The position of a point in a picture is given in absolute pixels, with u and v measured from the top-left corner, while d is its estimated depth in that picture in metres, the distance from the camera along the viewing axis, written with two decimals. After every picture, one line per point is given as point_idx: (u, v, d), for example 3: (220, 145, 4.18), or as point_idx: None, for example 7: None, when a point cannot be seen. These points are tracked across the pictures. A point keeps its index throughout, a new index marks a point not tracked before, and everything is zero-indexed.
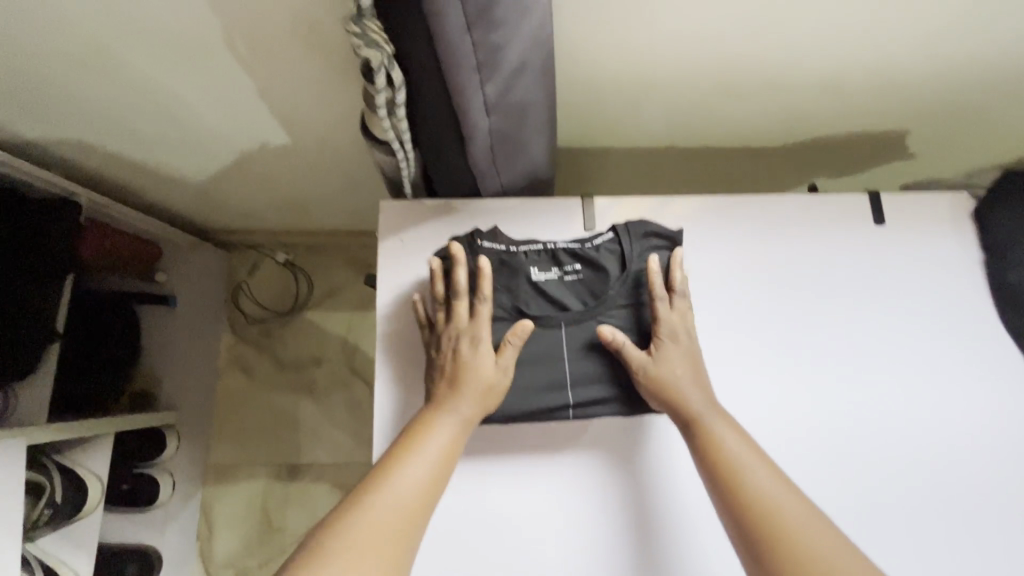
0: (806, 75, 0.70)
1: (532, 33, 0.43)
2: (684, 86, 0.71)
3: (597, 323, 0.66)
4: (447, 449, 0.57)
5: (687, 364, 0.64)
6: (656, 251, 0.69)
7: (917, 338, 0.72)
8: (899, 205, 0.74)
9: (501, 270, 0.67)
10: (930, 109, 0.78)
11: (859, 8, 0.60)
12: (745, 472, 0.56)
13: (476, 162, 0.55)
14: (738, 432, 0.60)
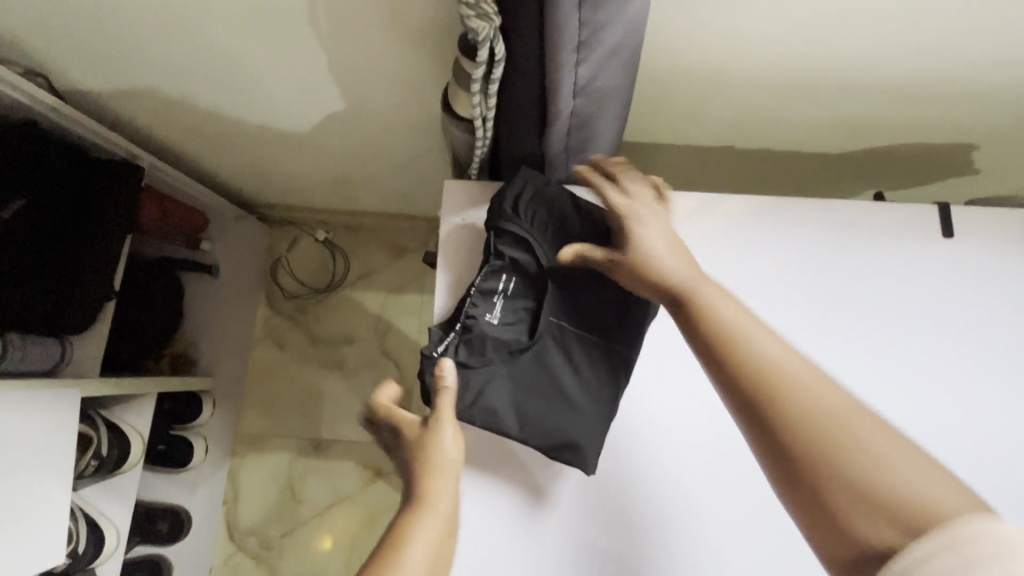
0: (885, 80, 0.69)
1: (633, 22, 0.43)
2: (757, 85, 0.71)
3: (559, 290, 0.65)
4: (440, 525, 0.47)
5: (665, 234, 0.56)
6: (535, 203, 0.65)
7: (978, 355, 0.71)
8: (966, 219, 0.73)
9: (472, 354, 0.63)
10: (1007, 123, 0.76)
11: (952, 13, 0.59)
12: (741, 341, 0.45)
13: (550, 148, 0.56)
14: (725, 291, 0.49)
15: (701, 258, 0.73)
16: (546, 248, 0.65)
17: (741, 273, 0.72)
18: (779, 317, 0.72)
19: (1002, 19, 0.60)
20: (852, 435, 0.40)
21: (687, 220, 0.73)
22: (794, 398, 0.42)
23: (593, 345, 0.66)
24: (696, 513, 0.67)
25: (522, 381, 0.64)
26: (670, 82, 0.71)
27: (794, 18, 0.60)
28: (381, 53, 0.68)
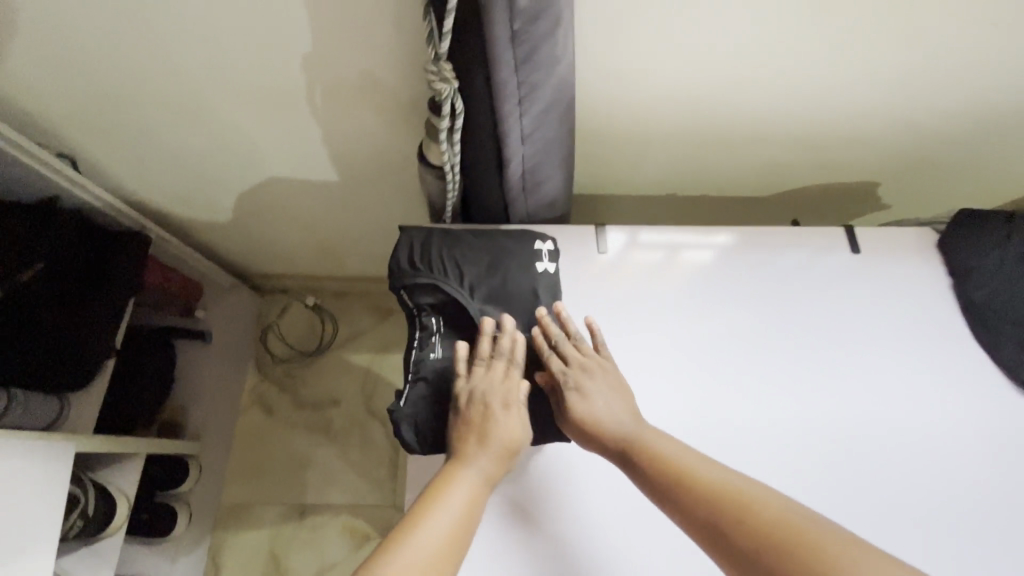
0: (782, 132, 0.84)
1: (562, 79, 0.55)
2: (677, 139, 0.84)
3: (488, 313, 0.63)
4: (471, 500, 0.50)
5: (612, 398, 0.59)
6: (429, 245, 0.65)
7: (907, 362, 0.74)
8: (873, 237, 0.79)
9: (429, 389, 0.60)
10: (893, 164, 0.90)
11: (819, 78, 0.74)
12: (700, 484, 0.51)
13: (509, 187, 0.67)
14: (674, 445, 0.55)
15: (639, 285, 0.77)
16: (450, 275, 0.63)
17: (682, 297, 0.77)
18: (735, 339, 0.75)
19: (865, 75, 0.74)
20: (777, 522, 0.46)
21: (636, 260, 0.78)
22: (755, 522, 0.47)
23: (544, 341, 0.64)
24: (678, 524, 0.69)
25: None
26: (608, 138, 0.84)
27: (700, 81, 0.74)
28: (367, 124, 0.81)
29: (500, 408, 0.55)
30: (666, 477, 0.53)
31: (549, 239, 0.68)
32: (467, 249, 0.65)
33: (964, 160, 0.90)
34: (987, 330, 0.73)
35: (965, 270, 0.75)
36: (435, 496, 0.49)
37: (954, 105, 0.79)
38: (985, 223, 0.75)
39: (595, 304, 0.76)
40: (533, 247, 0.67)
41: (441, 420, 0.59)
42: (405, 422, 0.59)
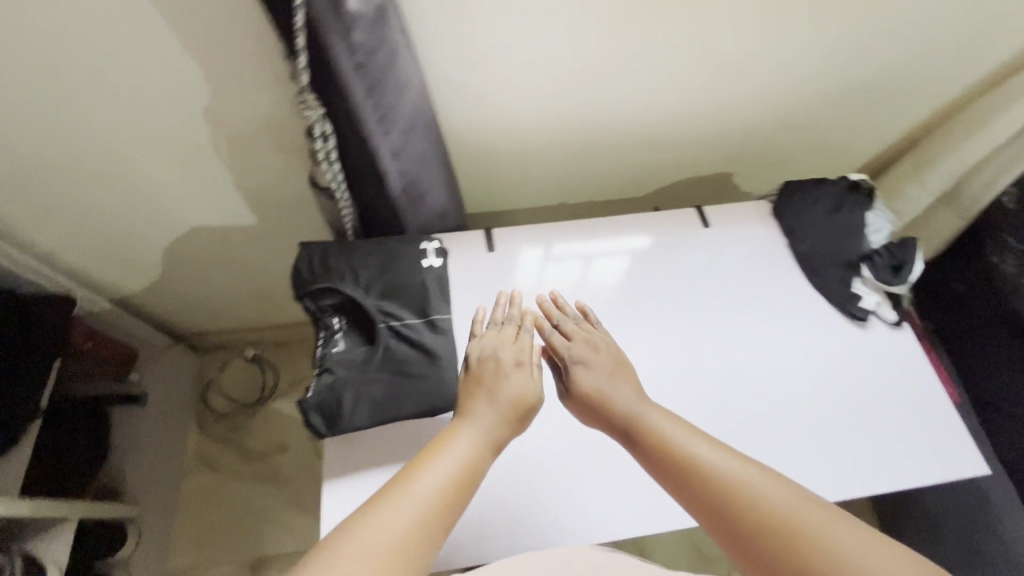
0: (638, 136, 0.96)
1: (413, 99, 0.67)
2: (551, 151, 0.95)
3: (382, 307, 0.71)
4: (472, 451, 0.56)
5: (610, 375, 0.68)
6: (326, 255, 0.73)
7: (769, 310, 0.84)
8: (719, 213, 0.92)
9: (333, 379, 0.66)
10: (741, 152, 1.05)
11: (648, 90, 0.87)
12: (695, 457, 0.56)
13: (395, 201, 0.76)
14: (671, 419, 0.61)
15: (531, 273, 0.86)
16: (345, 279, 0.72)
17: (573, 281, 0.86)
18: (623, 316, 0.83)
19: (689, 89, 0.89)
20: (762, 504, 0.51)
21: (552, 271, 0.86)
22: (746, 502, 0.52)
23: (436, 325, 0.70)
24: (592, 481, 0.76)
25: (372, 396, 0.65)
26: (488, 160, 0.94)
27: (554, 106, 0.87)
28: (272, 162, 0.90)
29: (511, 365, 0.63)
30: (662, 453, 0.59)
31: (435, 239, 0.77)
32: (360, 256, 0.74)
33: (797, 142, 1.05)
34: (821, 277, 0.84)
35: (795, 231, 0.87)
36: (441, 445, 0.56)
37: (768, 99, 0.94)
38: (804, 191, 0.89)
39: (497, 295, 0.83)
40: (419, 247, 0.76)
41: (345, 403, 0.65)
42: (312, 410, 0.65)
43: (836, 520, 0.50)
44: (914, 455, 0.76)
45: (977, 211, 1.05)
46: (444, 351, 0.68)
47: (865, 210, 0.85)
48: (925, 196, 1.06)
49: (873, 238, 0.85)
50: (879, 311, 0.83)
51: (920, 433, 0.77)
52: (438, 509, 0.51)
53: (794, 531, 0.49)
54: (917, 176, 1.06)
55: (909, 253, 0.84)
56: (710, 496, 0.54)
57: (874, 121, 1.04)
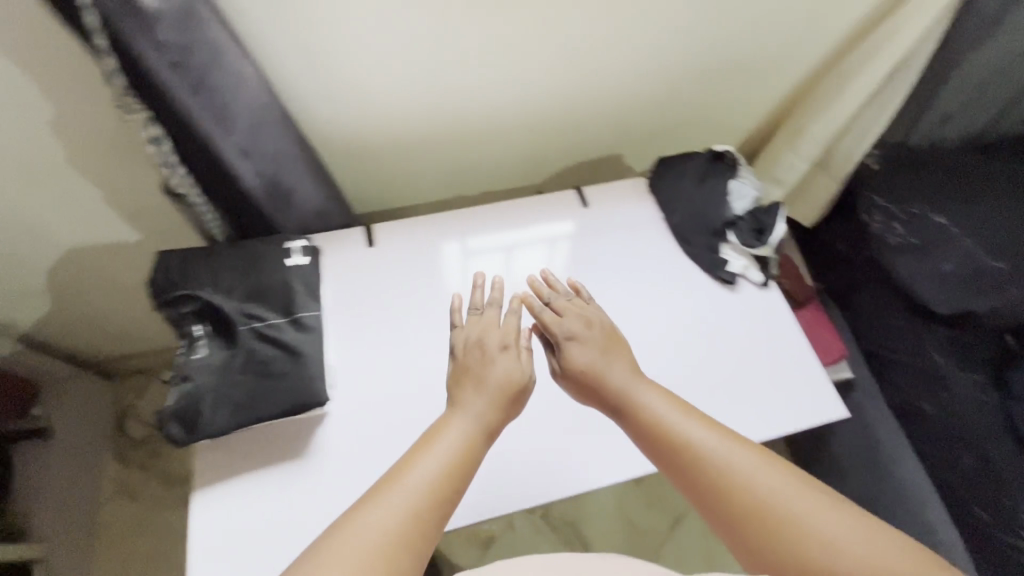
0: (516, 124, 0.96)
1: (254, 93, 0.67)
2: (432, 145, 0.95)
3: (245, 310, 0.70)
4: (466, 439, 0.56)
5: (594, 354, 0.68)
6: (186, 262, 0.72)
7: (645, 281, 0.87)
8: (599, 193, 0.94)
9: (191, 386, 0.65)
10: (625, 131, 1.07)
11: (514, 79, 0.88)
12: (689, 439, 0.58)
13: (258, 203, 0.76)
14: (665, 398, 0.62)
15: (414, 264, 0.86)
16: (205, 284, 0.70)
17: (455, 269, 0.87)
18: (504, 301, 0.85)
19: (551, 76, 0.90)
20: (751, 483, 0.53)
21: (480, 266, 0.87)
22: (736, 481, 0.54)
23: (302, 326, 0.70)
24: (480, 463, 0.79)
25: (233, 400, 0.65)
26: (364, 160, 0.93)
27: (419, 101, 0.87)
28: (137, 173, 0.87)
29: (498, 349, 0.64)
30: (651, 431, 0.60)
31: (302, 240, 0.77)
32: (222, 261, 0.73)
33: (677, 118, 1.08)
34: (691, 246, 0.88)
35: (669, 206, 0.90)
36: (434, 437, 0.56)
37: (637, 79, 0.96)
38: (673, 166, 0.92)
39: (379, 290, 0.84)
40: (284, 246, 0.75)
41: (204, 409, 0.64)
42: (169, 419, 0.64)
43: (815, 495, 0.51)
44: (780, 408, 0.80)
45: (848, 173, 1.11)
46: (309, 349, 0.68)
47: (728, 179, 0.90)
48: (799, 163, 1.10)
49: (737, 205, 0.89)
50: (748, 274, 0.87)
51: (787, 386, 0.81)
52: (436, 499, 0.50)
53: (773, 511, 0.51)
54: (791, 145, 1.10)
55: (771, 216, 0.88)
56: (703, 475, 0.56)
57: (744, 94, 1.07)
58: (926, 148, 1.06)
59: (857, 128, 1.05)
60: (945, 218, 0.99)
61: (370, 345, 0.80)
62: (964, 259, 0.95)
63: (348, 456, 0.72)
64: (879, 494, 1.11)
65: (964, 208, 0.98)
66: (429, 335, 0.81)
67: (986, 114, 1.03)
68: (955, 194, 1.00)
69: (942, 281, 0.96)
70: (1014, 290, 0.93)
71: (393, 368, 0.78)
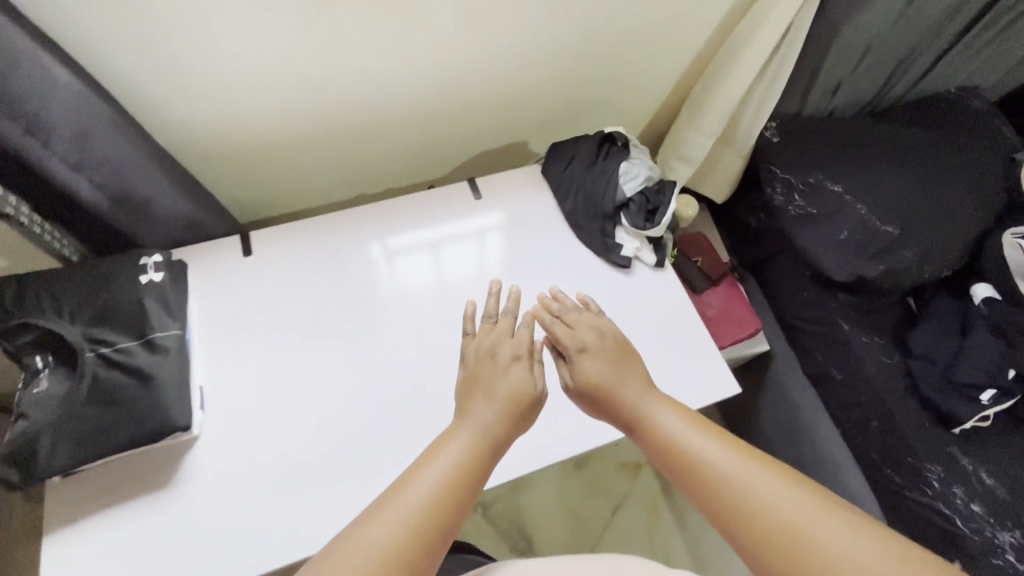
0: (400, 115, 0.93)
1: (73, 99, 0.63)
2: (313, 141, 0.92)
3: (91, 335, 0.65)
4: (472, 455, 0.52)
5: (609, 365, 0.64)
6: (22, 288, 0.66)
7: (538, 270, 0.85)
8: (490, 182, 0.92)
9: (29, 422, 0.60)
10: (522, 119, 1.04)
11: (386, 71, 0.84)
12: (702, 456, 0.54)
13: (105, 214, 0.73)
14: (680, 415, 0.59)
15: (296, 269, 0.83)
16: (44, 310, 0.65)
17: (339, 270, 0.84)
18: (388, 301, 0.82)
19: (427, 65, 0.85)
20: (764, 504, 0.49)
21: (406, 264, 0.85)
22: (748, 502, 0.49)
23: (156, 347, 0.65)
24: None
25: (77, 433, 0.61)
26: (244, 157, 0.90)
27: (287, 99, 0.83)
28: None
29: (510, 359, 0.60)
30: (661, 448, 0.57)
31: (157, 253, 0.71)
32: (66, 283, 0.67)
33: (575, 104, 1.06)
34: (582, 230, 0.87)
35: (561, 190, 0.88)
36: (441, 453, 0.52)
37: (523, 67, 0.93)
38: (567, 151, 0.90)
39: (257, 299, 0.81)
40: (138, 263, 0.70)
41: (39, 448, 0.59)
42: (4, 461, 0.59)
43: (830, 513, 0.47)
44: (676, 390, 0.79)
45: (750, 149, 1.10)
46: (162, 372, 0.64)
47: (621, 159, 0.87)
48: (703, 141, 1.09)
49: (631, 185, 0.86)
50: (642, 255, 0.86)
51: (683, 369, 0.80)
52: (437, 520, 0.46)
53: (783, 530, 0.47)
54: (694, 124, 1.09)
55: (663, 196, 0.87)
56: (714, 494, 0.51)
57: (641, 74, 1.04)
58: (820, 119, 1.07)
59: (753, 104, 1.04)
60: (839, 186, 0.99)
61: (244, 358, 0.77)
62: (857, 226, 0.96)
63: (222, 476, 0.70)
64: (802, 462, 1.13)
65: (856, 175, 0.99)
66: (311, 346, 0.79)
67: (872, 82, 1.05)
68: (846, 162, 1.01)
69: (839, 249, 0.97)
70: (905, 252, 0.94)
71: (273, 380, 0.76)
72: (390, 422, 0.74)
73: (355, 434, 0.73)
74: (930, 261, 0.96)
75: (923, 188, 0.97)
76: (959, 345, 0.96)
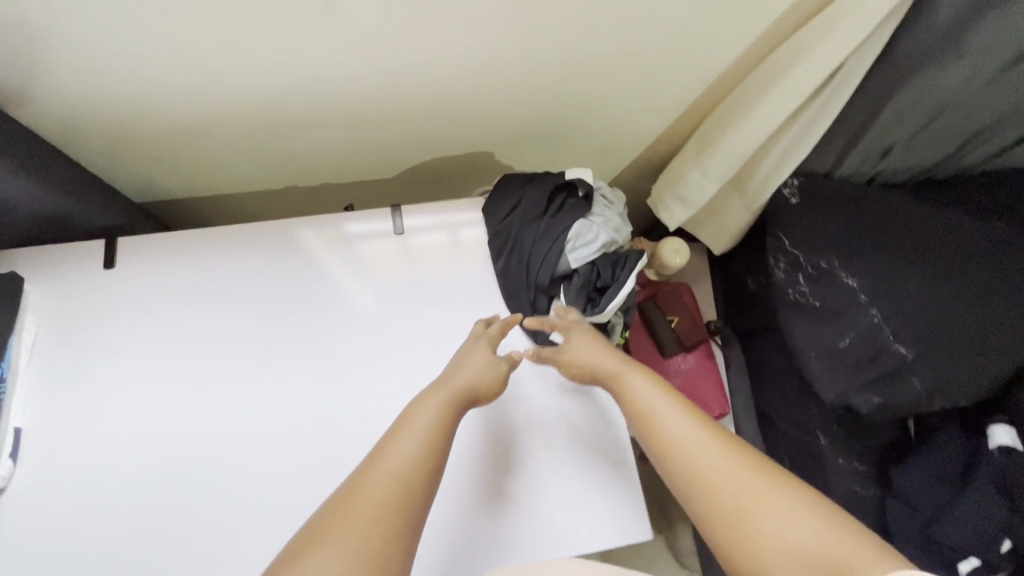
0: (326, 112, 0.75)
1: None
2: (214, 127, 0.74)
3: None
4: (438, 416, 0.57)
5: (595, 343, 0.68)
6: None
7: (451, 328, 0.76)
8: (418, 214, 0.80)
9: None
10: (484, 130, 0.85)
11: (302, 68, 0.66)
12: (659, 419, 0.59)
13: None
14: (652, 382, 0.62)
15: (182, 290, 0.74)
16: None
17: (232, 296, 0.75)
18: (282, 346, 0.74)
19: (355, 64, 0.67)
20: (706, 469, 0.53)
21: (368, 253, 0.78)
22: (692, 462, 0.54)
23: None
24: (207, 556, 0.65)
25: None
26: (132, 139, 0.74)
27: (171, 84, 0.65)
28: None
29: (466, 351, 0.66)
30: (627, 409, 0.62)
31: None
32: None
33: (554, 119, 0.85)
34: (512, 299, 0.75)
35: (498, 246, 0.76)
36: (407, 421, 0.56)
37: (481, 73, 0.73)
38: (513, 194, 0.77)
39: (128, 318, 0.72)
40: None
41: None
42: None
43: (763, 481, 0.51)
44: (578, 523, 0.68)
45: (762, 204, 0.90)
46: None
47: (575, 218, 0.75)
48: (707, 186, 0.88)
49: (581, 254, 0.74)
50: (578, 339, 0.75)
51: (602, 513, 0.68)
52: (417, 475, 0.51)
53: (721, 487, 0.52)
54: (699, 163, 0.88)
55: (620, 272, 0.75)
56: (662, 451, 0.57)
57: (644, 96, 0.83)
58: (856, 185, 0.85)
59: (775, 154, 0.83)
60: (854, 279, 0.79)
61: (101, 387, 0.69)
62: (863, 335, 0.78)
63: (51, 530, 0.63)
64: None
65: (883, 267, 0.78)
66: (176, 390, 0.70)
67: (936, 151, 0.82)
68: (875, 249, 0.79)
69: (833, 359, 0.80)
70: (913, 381, 0.76)
71: (125, 427, 0.68)
72: (246, 490, 0.67)
73: (208, 504, 0.66)
74: (943, 395, 0.77)
75: (964, 305, 0.75)
76: (954, 496, 0.80)
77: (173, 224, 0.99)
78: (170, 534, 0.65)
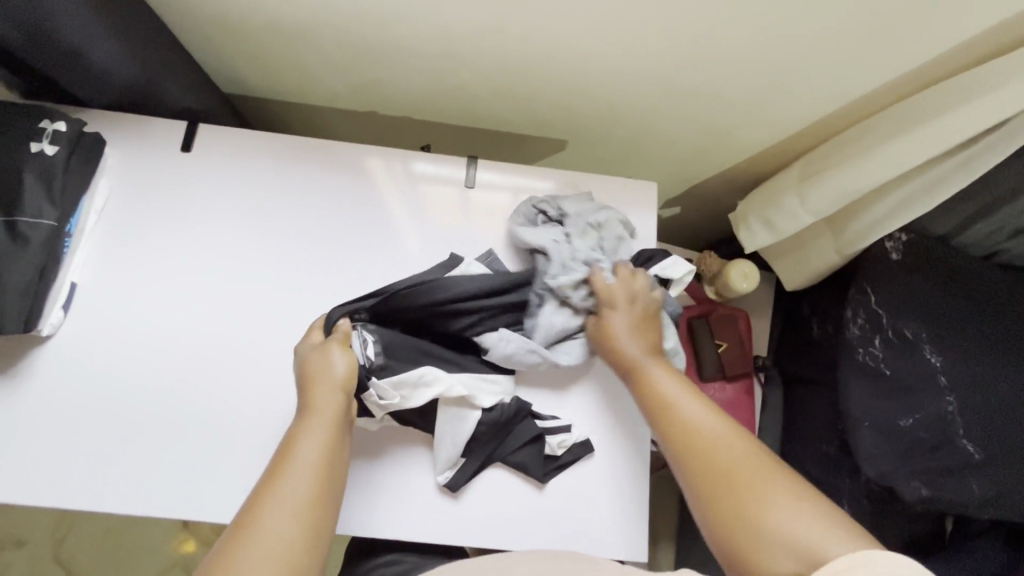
0: (428, 47, 0.72)
1: None
2: (314, 38, 0.72)
3: None
4: (322, 447, 0.55)
5: (632, 317, 0.65)
6: None
7: None
8: (492, 172, 0.77)
9: None
10: (581, 103, 0.80)
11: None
12: (680, 412, 0.58)
13: (28, 52, 0.64)
14: (674, 376, 0.62)
15: (248, 190, 0.74)
16: None
17: (293, 208, 0.74)
18: (331, 270, 0.73)
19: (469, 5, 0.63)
20: (736, 479, 0.51)
21: (436, 192, 0.76)
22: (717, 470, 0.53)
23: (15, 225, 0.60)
24: (219, 451, 0.67)
25: None
26: (233, 31, 0.73)
27: None
28: None
29: (321, 360, 0.60)
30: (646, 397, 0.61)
31: (61, 119, 0.64)
32: None
33: (656, 108, 0.79)
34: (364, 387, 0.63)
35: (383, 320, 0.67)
36: (285, 462, 0.53)
37: (596, 45, 0.67)
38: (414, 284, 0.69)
39: (193, 203, 0.73)
40: (37, 126, 0.63)
41: None
42: None
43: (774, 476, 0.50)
44: (591, 523, 0.68)
45: (855, 252, 0.81)
46: (13, 265, 0.59)
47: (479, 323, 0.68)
48: (800, 217, 0.80)
49: (451, 384, 0.64)
50: (436, 461, 0.66)
51: (617, 518, 0.68)
52: (309, 518, 0.51)
53: (733, 481, 0.51)
54: (798, 192, 0.80)
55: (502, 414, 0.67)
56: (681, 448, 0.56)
57: (761, 104, 0.75)
58: (970, 260, 0.76)
59: (889, 203, 0.74)
60: (938, 359, 0.73)
61: (157, 264, 0.71)
62: (930, 419, 0.72)
63: (85, 387, 0.67)
64: None
65: (967, 357, 0.73)
66: (224, 285, 0.71)
67: None
68: (971, 333, 0.74)
69: (887, 437, 0.74)
70: (971, 485, 0.70)
71: (168, 309, 0.70)
72: (265, 401, 0.68)
73: (228, 401, 0.68)
74: (999, 510, 0.71)
75: None
76: None
77: (255, 122, 0.99)
78: (189, 419, 0.67)
